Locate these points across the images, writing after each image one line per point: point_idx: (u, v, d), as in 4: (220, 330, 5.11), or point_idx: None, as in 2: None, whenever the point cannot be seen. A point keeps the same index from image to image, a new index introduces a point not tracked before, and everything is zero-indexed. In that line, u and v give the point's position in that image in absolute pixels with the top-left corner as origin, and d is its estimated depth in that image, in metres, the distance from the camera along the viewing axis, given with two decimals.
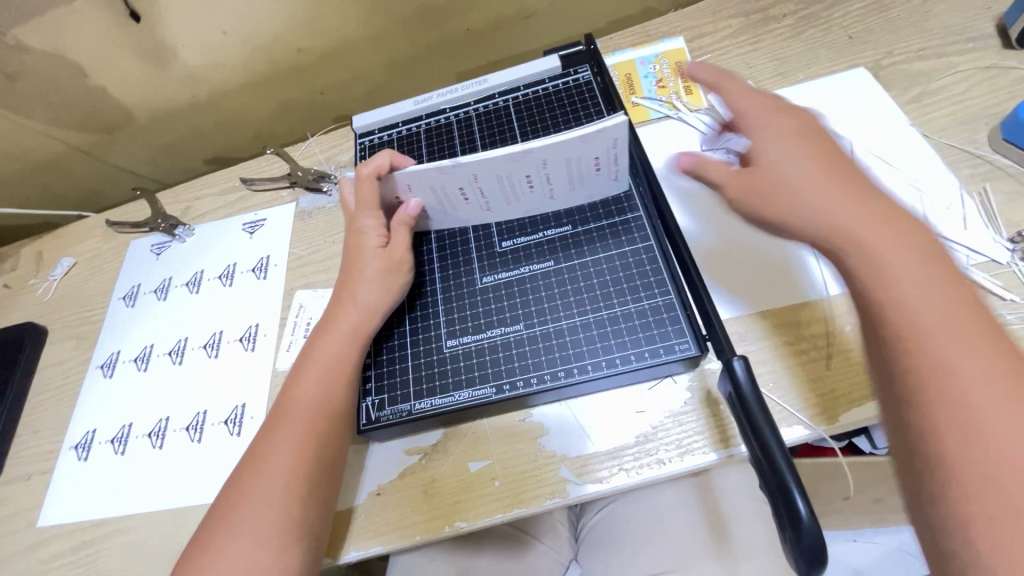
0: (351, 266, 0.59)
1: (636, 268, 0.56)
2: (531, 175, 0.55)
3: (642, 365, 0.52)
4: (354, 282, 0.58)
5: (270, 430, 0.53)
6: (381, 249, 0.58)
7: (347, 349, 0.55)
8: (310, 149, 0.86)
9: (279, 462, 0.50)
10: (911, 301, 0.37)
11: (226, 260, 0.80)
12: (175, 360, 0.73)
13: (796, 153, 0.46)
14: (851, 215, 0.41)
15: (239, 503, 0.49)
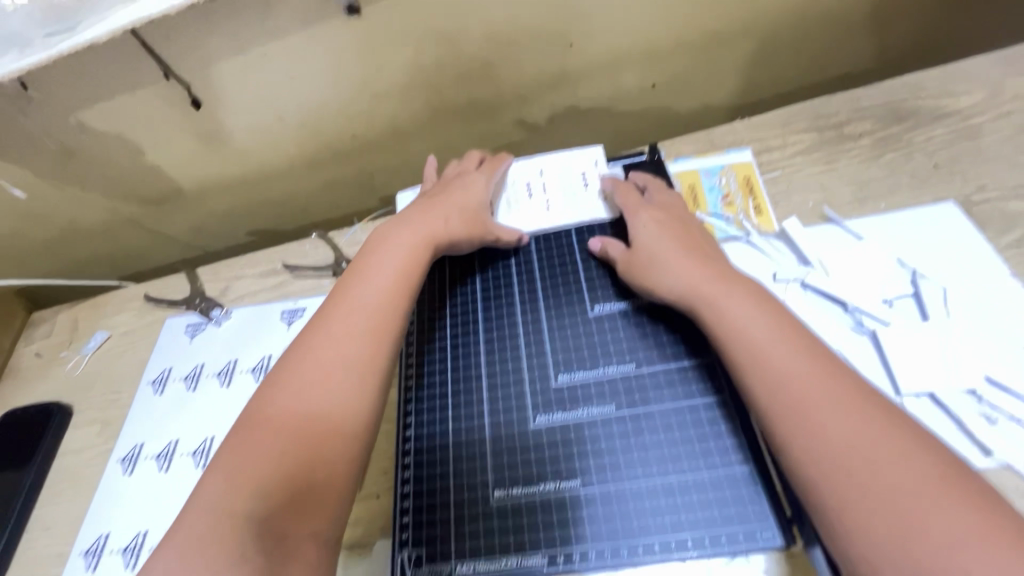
0: (429, 198, 0.66)
1: (709, 427, 0.51)
2: (532, 183, 0.72)
3: (717, 550, 0.47)
4: (430, 217, 0.63)
5: (321, 323, 0.54)
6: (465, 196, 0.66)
7: (419, 251, 0.60)
8: (356, 237, 0.84)
9: (330, 368, 0.51)
10: (786, 369, 0.45)
11: (261, 351, 0.77)
12: (199, 462, 0.69)
13: (700, 271, 0.54)
14: (762, 340, 0.47)
15: (276, 396, 0.50)
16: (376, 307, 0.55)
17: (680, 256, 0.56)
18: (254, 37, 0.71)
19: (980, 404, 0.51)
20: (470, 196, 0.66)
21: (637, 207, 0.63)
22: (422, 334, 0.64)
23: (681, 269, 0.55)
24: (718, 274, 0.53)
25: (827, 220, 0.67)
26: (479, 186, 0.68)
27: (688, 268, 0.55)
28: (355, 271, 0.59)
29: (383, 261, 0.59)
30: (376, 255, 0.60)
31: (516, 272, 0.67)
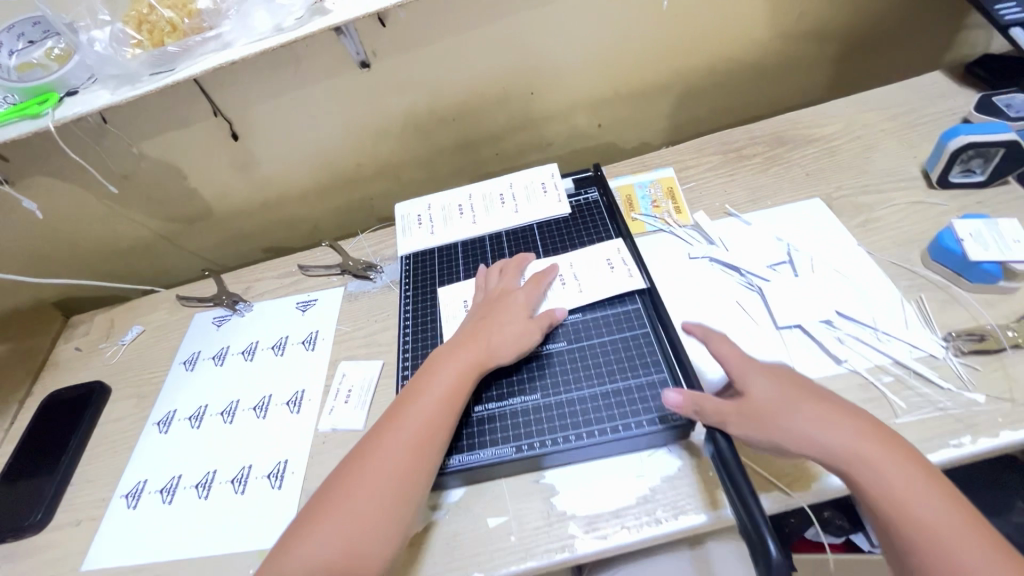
0: (481, 310, 0.75)
1: (635, 351, 0.70)
2: (563, 275, 0.80)
3: (639, 430, 0.63)
4: (474, 342, 0.70)
5: (374, 444, 0.63)
6: (507, 316, 0.72)
7: (460, 381, 0.67)
8: (360, 243, 1.02)
9: (376, 489, 0.59)
10: (876, 456, 0.52)
11: (280, 333, 0.92)
12: (227, 419, 0.82)
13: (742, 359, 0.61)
14: (802, 407, 0.55)
15: (330, 504, 0.59)
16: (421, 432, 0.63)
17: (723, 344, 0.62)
18: (287, 86, 0.92)
19: (834, 330, 0.69)
20: (510, 316, 0.72)
21: (716, 340, 0.63)
22: (418, 309, 0.84)
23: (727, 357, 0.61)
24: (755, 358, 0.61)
25: (729, 214, 0.87)
26: (520, 304, 0.74)
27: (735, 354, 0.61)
28: (405, 392, 0.68)
29: (428, 386, 0.67)
30: (426, 376, 0.68)
31: (491, 259, 0.86)
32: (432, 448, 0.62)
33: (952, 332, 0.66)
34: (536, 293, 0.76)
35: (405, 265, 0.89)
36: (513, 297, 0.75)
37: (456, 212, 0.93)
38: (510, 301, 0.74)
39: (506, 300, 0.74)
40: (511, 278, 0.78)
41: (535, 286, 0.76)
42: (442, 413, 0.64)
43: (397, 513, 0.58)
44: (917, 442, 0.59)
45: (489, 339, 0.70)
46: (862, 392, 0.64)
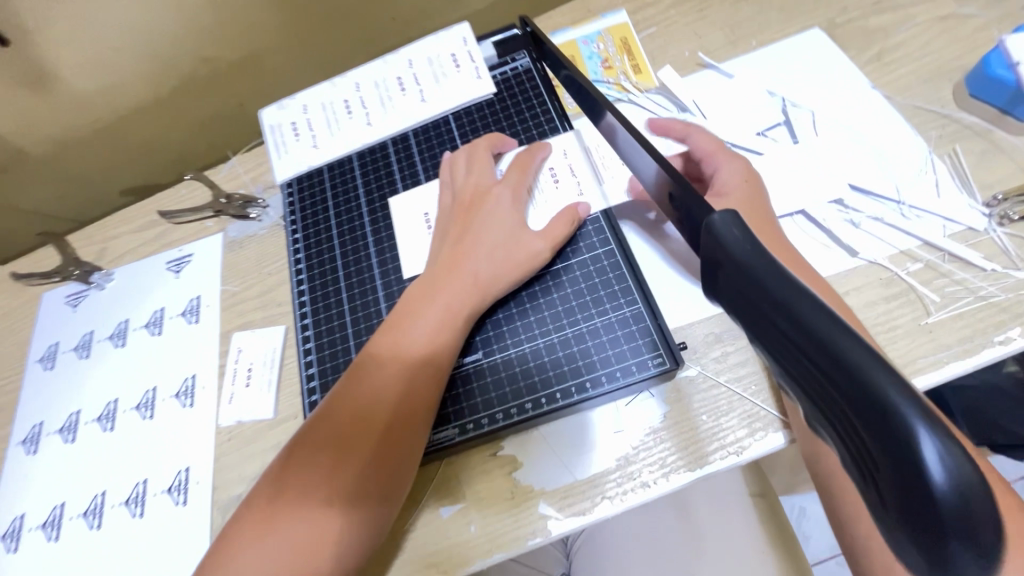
0: (458, 224, 0.56)
1: (598, 277, 0.54)
2: (553, 164, 0.60)
3: (612, 385, 0.50)
4: (459, 274, 0.53)
5: (336, 418, 0.48)
6: (494, 230, 0.55)
7: (450, 321, 0.52)
8: (233, 171, 0.78)
9: (343, 479, 0.46)
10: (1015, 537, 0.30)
11: (153, 305, 0.72)
12: (105, 426, 0.65)
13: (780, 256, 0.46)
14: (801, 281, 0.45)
15: (280, 501, 0.46)
16: (409, 397, 0.49)
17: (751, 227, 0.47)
18: None
19: (847, 212, 0.54)
20: (500, 231, 0.55)
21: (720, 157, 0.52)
22: (311, 252, 0.63)
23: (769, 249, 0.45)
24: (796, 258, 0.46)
25: (704, 66, 0.66)
26: (508, 211, 0.56)
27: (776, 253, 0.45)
28: (368, 346, 0.52)
29: (402, 338, 0.51)
30: (397, 324, 0.52)
31: (398, 173, 0.65)
32: (416, 418, 0.48)
33: (996, 196, 0.51)
34: (525, 194, 0.57)
35: (287, 194, 0.67)
36: (498, 202, 0.56)
37: (342, 114, 0.68)
38: (495, 208, 0.56)
39: (488, 207, 0.56)
40: (486, 172, 0.59)
41: (522, 181, 0.57)
42: (423, 371, 0.50)
43: (375, 503, 0.46)
44: (955, 345, 0.47)
45: (478, 266, 0.53)
46: (885, 289, 0.50)
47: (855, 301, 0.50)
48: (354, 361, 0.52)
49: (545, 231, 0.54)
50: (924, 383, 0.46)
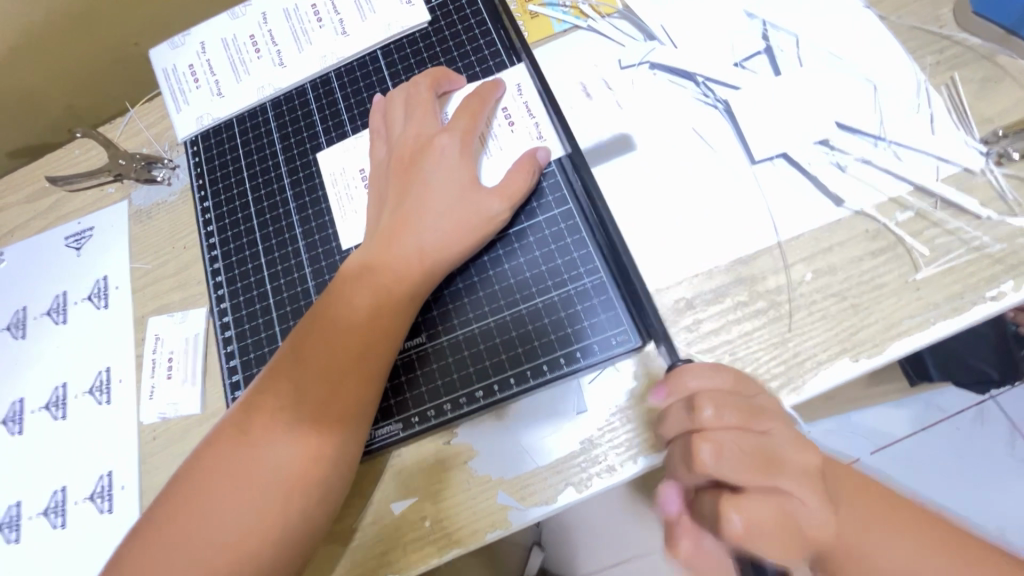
0: (397, 183, 0.48)
1: (554, 244, 0.48)
2: (507, 105, 0.51)
3: (572, 367, 0.45)
4: (400, 242, 0.46)
5: (264, 411, 0.42)
6: (438, 189, 0.47)
7: (392, 302, 0.44)
8: (132, 125, 0.66)
9: (274, 472, 0.41)
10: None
11: (54, 289, 0.62)
12: (12, 430, 0.58)
13: (764, 475, 0.31)
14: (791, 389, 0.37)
15: (198, 503, 0.41)
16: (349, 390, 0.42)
17: (735, 413, 0.33)
18: None
19: (833, 153, 0.48)
20: (445, 189, 0.47)
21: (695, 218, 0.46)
22: (225, 224, 0.55)
23: (676, 452, 0.35)
24: (774, 532, 0.31)
25: None
26: (455, 165, 0.47)
27: (725, 469, 0.31)
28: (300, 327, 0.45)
29: (337, 318, 0.44)
30: (332, 302, 0.45)
31: (320, 123, 0.55)
32: (353, 410, 0.43)
33: (996, 132, 0.46)
34: (475, 143, 0.49)
35: (192, 154, 0.57)
36: (442, 154, 0.48)
37: (249, 54, 0.57)
38: (439, 162, 0.47)
39: (431, 161, 0.48)
40: (427, 118, 0.49)
41: (471, 126, 0.48)
42: (360, 358, 0.43)
43: (312, 495, 0.41)
44: (943, 303, 0.43)
45: (421, 234, 0.45)
46: (871, 243, 0.45)
47: (839, 257, 0.45)
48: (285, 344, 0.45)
49: (498, 189, 0.46)
50: (909, 345, 0.43)
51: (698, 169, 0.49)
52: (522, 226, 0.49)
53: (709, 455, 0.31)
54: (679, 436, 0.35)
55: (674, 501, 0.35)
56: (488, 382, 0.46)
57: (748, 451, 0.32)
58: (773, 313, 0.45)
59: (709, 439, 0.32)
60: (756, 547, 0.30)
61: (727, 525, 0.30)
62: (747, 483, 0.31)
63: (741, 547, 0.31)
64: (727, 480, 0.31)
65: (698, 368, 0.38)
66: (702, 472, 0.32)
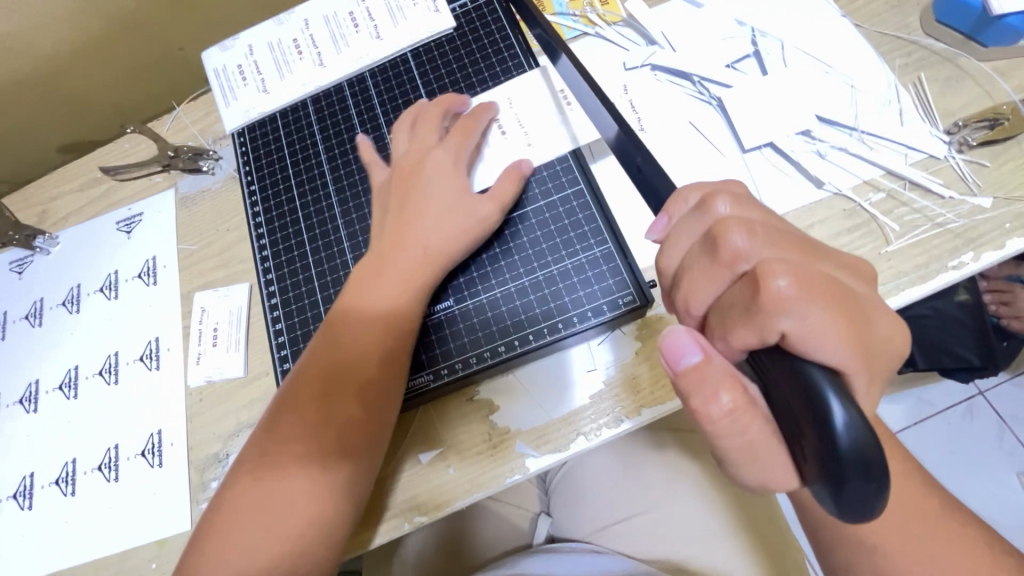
0: (399, 190, 0.54)
1: (568, 219, 0.53)
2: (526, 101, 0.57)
3: (584, 325, 0.50)
4: (409, 237, 0.51)
5: (278, 435, 0.47)
6: (437, 195, 0.52)
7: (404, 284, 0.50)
8: (179, 121, 0.72)
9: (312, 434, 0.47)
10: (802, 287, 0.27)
11: (106, 268, 0.68)
12: (68, 394, 0.63)
13: (807, 256, 0.30)
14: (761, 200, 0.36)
15: (230, 516, 0.46)
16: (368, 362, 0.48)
17: (755, 209, 0.33)
18: None
19: (814, 143, 0.54)
20: (441, 195, 0.52)
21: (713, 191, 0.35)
22: (270, 204, 0.61)
23: (692, 259, 0.32)
24: (830, 296, 0.27)
25: None
26: (448, 174, 0.53)
27: (758, 248, 0.29)
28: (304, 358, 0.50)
29: (343, 345, 0.49)
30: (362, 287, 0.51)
31: (356, 117, 0.61)
32: (357, 433, 0.47)
33: (957, 123, 0.52)
34: (467, 156, 0.55)
35: (239, 143, 0.63)
36: (435, 166, 0.53)
37: (292, 55, 0.64)
38: (436, 170, 0.53)
39: (429, 170, 0.53)
40: (427, 134, 0.55)
41: (458, 142, 0.54)
42: (365, 382, 0.48)
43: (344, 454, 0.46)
44: (911, 271, 0.48)
45: (425, 233, 0.51)
46: (848, 220, 0.51)
47: (821, 232, 0.51)
48: (292, 373, 0.50)
49: (494, 190, 0.52)
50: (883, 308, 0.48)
51: (695, 157, 0.55)
52: (537, 203, 0.55)
53: (742, 236, 0.30)
54: (693, 245, 0.33)
55: (691, 347, 0.29)
56: (509, 339, 0.52)
57: (779, 232, 0.31)
58: None
59: (736, 224, 0.30)
60: (810, 318, 0.26)
61: (772, 287, 0.27)
62: (785, 258, 0.29)
63: (797, 311, 0.26)
64: (757, 257, 0.29)
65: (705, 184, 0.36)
66: (737, 257, 0.29)
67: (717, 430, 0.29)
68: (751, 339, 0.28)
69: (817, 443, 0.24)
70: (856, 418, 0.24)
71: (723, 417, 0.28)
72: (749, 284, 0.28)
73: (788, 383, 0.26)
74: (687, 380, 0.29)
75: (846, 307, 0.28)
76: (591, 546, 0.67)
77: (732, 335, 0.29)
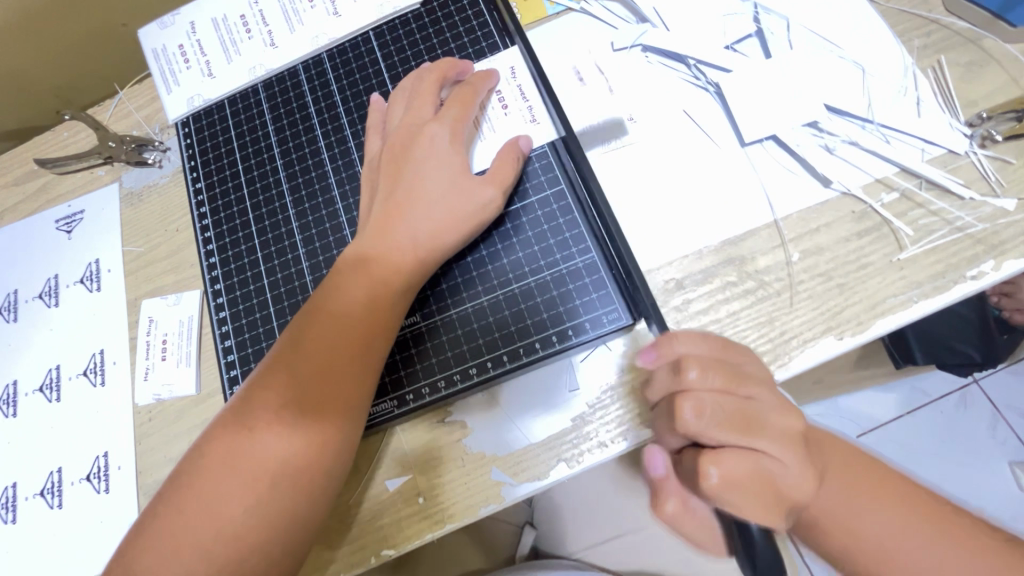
0: (387, 173, 0.48)
1: (547, 223, 0.48)
2: (501, 89, 0.51)
3: (565, 345, 0.46)
4: (391, 232, 0.46)
5: (214, 466, 0.41)
6: (429, 180, 0.47)
7: (363, 299, 0.44)
8: (120, 106, 0.65)
9: (254, 465, 0.41)
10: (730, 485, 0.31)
11: (45, 273, 0.62)
12: (7, 412, 0.58)
13: (743, 435, 0.32)
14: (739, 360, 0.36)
15: (163, 549, 0.40)
16: (321, 385, 0.42)
17: (718, 375, 0.34)
18: None
19: (821, 136, 0.48)
20: (435, 179, 0.47)
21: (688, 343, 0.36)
22: (218, 206, 0.55)
23: (664, 409, 0.35)
24: (753, 487, 0.31)
25: None
26: (446, 154, 0.47)
27: (709, 429, 0.32)
28: (266, 362, 0.44)
29: (294, 364, 0.43)
30: (320, 299, 0.45)
31: (313, 106, 0.55)
32: (308, 468, 0.41)
33: (981, 114, 0.46)
34: (466, 133, 0.49)
35: (183, 135, 0.57)
36: (432, 143, 0.47)
37: (240, 34, 0.57)
38: (428, 152, 0.47)
39: (420, 151, 0.48)
40: (424, 106, 0.49)
41: (461, 116, 0.48)
42: (331, 399, 0.42)
43: (289, 489, 0.41)
44: (925, 282, 0.44)
45: (414, 226, 0.46)
46: (857, 223, 0.46)
47: (827, 237, 0.46)
48: (250, 380, 0.44)
49: (492, 177, 0.47)
50: (892, 323, 0.44)
51: (689, 151, 0.50)
52: (514, 206, 0.49)
53: (693, 415, 0.32)
54: (665, 398, 0.36)
55: (660, 465, 0.36)
56: (483, 359, 0.47)
57: (726, 407, 0.32)
58: (763, 293, 0.46)
59: (691, 401, 0.32)
60: (730, 502, 0.31)
61: (705, 483, 0.31)
62: (722, 440, 0.32)
63: (717, 500, 0.31)
64: (704, 439, 0.32)
65: (686, 335, 0.37)
66: (687, 434, 0.32)
67: (679, 526, 0.37)
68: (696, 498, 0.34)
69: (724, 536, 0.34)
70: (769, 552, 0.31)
71: (668, 518, 0.36)
72: (694, 468, 0.32)
73: (730, 523, 0.33)
74: (653, 488, 0.36)
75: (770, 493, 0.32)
76: (570, 562, 0.65)
77: (685, 481, 0.34)
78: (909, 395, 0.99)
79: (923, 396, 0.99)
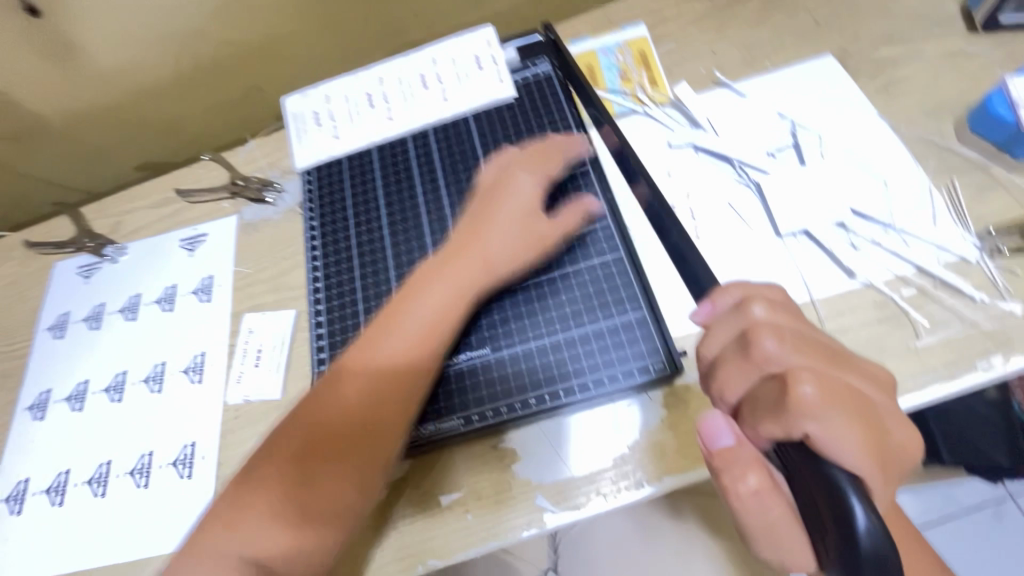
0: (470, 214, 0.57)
1: (606, 283, 0.56)
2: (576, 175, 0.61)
3: (616, 388, 0.52)
4: (463, 262, 0.54)
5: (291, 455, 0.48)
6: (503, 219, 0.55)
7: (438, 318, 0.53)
8: (251, 154, 0.79)
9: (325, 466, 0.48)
10: (794, 365, 0.36)
11: (164, 282, 0.73)
12: (113, 397, 0.67)
13: (831, 365, 0.37)
14: (805, 324, 0.40)
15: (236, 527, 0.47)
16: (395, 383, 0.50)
17: (785, 316, 0.40)
18: None
19: (848, 234, 0.56)
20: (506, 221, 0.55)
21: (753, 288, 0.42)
22: (328, 241, 0.65)
23: (726, 355, 0.40)
24: (849, 406, 0.35)
25: (719, 85, 0.66)
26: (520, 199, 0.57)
27: (788, 353, 0.37)
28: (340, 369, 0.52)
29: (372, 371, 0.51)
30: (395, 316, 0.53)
31: (417, 168, 0.66)
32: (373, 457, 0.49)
33: (988, 229, 0.54)
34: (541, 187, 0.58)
35: (306, 182, 0.69)
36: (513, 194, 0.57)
37: (364, 107, 0.70)
38: (509, 197, 0.56)
39: (503, 197, 0.57)
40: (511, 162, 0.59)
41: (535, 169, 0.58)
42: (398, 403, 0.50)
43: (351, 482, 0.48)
44: (940, 367, 0.49)
45: (485, 254, 0.54)
46: (879, 310, 0.53)
47: (851, 319, 0.53)
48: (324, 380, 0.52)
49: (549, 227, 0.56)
50: (909, 401, 0.49)
51: (730, 234, 0.58)
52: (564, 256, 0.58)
53: (771, 344, 0.37)
54: (729, 342, 0.40)
55: (726, 432, 0.37)
56: (542, 391, 0.54)
57: (807, 344, 0.38)
58: None
59: (768, 333, 0.38)
60: (827, 421, 0.34)
61: (799, 392, 0.34)
62: (808, 362, 0.37)
63: (819, 415, 0.34)
64: (782, 364, 0.37)
65: (740, 285, 0.43)
66: (767, 359, 0.37)
67: (744, 506, 0.37)
68: (775, 431, 0.36)
69: (839, 538, 0.32)
70: (874, 524, 0.31)
71: (752, 492, 0.36)
72: (777, 389, 0.36)
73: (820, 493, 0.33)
74: (721, 458, 0.37)
75: (861, 413, 0.35)
76: None
77: (761, 427, 0.37)
78: (939, 498, 0.98)
79: (953, 503, 0.97)
